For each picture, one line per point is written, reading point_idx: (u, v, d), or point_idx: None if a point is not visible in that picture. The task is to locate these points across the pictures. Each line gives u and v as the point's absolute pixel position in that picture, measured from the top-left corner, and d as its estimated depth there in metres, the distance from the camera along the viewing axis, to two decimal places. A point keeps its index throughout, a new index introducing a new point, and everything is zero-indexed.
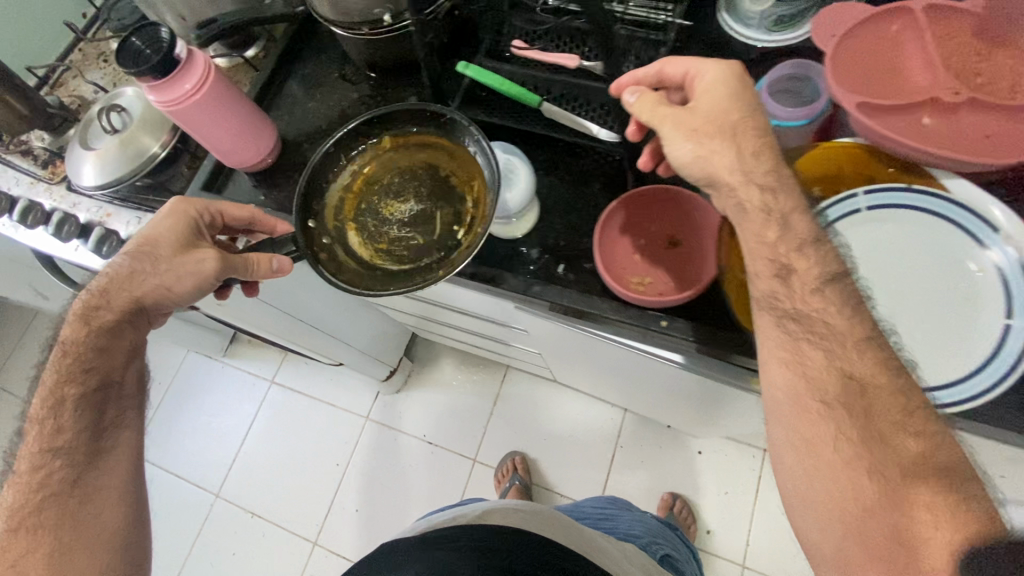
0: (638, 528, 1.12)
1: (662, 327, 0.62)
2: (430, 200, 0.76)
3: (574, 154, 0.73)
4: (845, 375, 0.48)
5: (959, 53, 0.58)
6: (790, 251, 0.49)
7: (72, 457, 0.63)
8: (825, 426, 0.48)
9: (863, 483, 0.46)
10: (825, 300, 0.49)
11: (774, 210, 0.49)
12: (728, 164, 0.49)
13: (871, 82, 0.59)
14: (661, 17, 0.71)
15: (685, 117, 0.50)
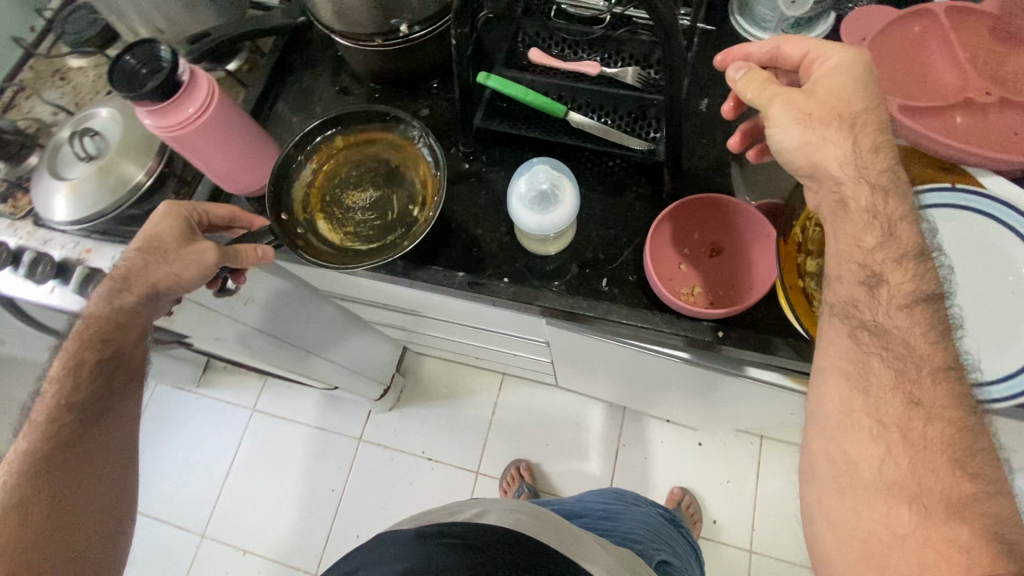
0: (637, 530, 1.03)
1: (719, 338, 0.61)
2: (384, 182, 0.74)
3: (601, 163, 0.71)
4: (910, 401, 0.44)
5: (986, 57, 0.59)
6: (886, 259, 0.46)
7: (74, 424, 0.61)
8: (872, 446, 0.45)
9: (902, 515, 0.43)
10: (910, 318, 0.46)
11: (881, 214, 0.46)
12: (837, 156, 0.46)
13: (901, 84, 0.60)
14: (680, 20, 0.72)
15: (802, 100, 0.46)
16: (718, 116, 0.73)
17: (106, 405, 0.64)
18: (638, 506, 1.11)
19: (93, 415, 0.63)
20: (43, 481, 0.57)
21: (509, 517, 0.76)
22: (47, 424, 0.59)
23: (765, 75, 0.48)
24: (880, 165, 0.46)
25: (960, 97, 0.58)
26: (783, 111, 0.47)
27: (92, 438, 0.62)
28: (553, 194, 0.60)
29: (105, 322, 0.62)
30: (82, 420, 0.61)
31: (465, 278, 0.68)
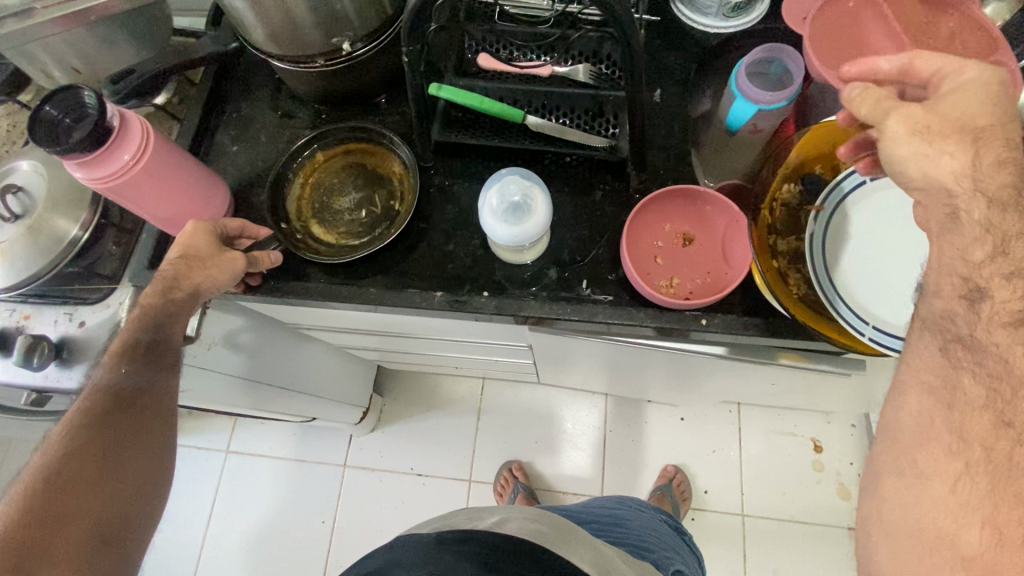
0: (647, 539, 1.07)
1: (703, 326, 0.61)
2: (366, 186, 0.72)
3: (564, 164, 0.71)
4: (1001, 421, 0.43)
5: (923, 29, 0.62)
6: (996, 274, 0.44)
7: (130, 399, 0.63)
8: (949, 462, 0.46)
9: (973, 529, 0.44)
10: (1013, 338, 0.43)
11: (995, 228, 0.43)
12: (953, 168, 0.43)
13: (841, 59, 0.62)
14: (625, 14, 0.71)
15: (920, 113, 0.43)
16: (671, 106, 0.74)
17: (152, 387, 0.64)
18: (644, 511, 1.17)
19: (146, 393, 0.64)
20: (86, 453, 0.59)
21: (520, 523, 0.75)
22: (100, 390, 0.61)
23: (881, 92, 0.45)
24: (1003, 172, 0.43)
25: None
26: (898, 125, 0.44)
27: (146, 414, 0.64)
28: (524, 204, 0.59)
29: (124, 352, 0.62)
30: (139, 397, 0.64)
31: (445, 298, 0.66)
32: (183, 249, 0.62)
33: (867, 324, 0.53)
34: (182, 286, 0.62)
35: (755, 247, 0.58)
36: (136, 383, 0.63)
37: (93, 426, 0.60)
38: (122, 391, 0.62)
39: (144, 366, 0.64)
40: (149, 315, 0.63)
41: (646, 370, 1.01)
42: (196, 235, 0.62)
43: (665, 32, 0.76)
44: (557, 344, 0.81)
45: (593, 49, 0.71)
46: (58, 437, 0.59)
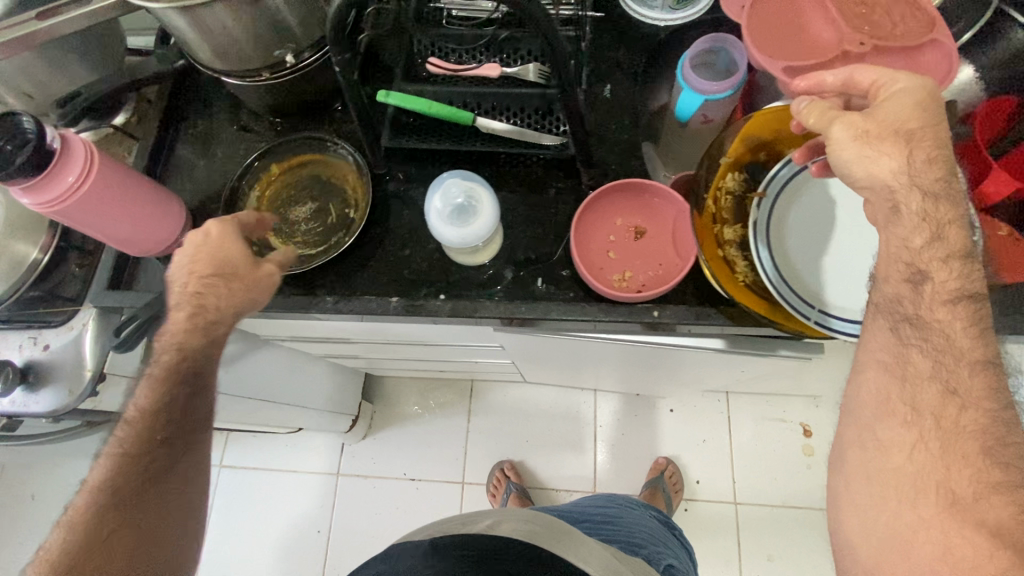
0: (638, 536, 1.08)
1: (656, 317, 0.61)
2: (321, 196, 0.72)
3: (518, 164, 0.71)
4: (947, 390, 0.49)
5: (861, 12, 0.62)
6: (933, 258, 0.48)
7: (159, 461, 0.65)
8: (905, 431, 0.51)
9: (929, 491, 0.49)
10: (953, 313, 0.48)
11: (931, 217, 0.48)
12: (892, 168, 0.47)
13: (786, 42, 0.62)
14: (571, 11, 0.71)
15: (862, 120, 0.47)
16: (622, 101, 0.74)
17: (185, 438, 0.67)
18: (635, 509, 1.18)
19: (172, 453, 0.67)
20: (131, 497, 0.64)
21: (510, 524, 0.76)
22: (138, 447, 0.63)
23: (825, 104, 0.49)
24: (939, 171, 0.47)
25: (839, 52, 0.60)
26: (841, 131, 0.48)
27: (170, 473, 0.67)
28: (470, 203, 0.59)
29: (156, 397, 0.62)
30: (169, 453, 0.66)
31: (400, 303, 0.66)
32: (217, 265, 0.58)
33: (812, 308, 0.55)
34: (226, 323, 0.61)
35: (699, 238, 0.58)
36: (166, 442, 0.65)
37: (120, 489, 0.63)
38: (151, 453, 0.64)
39: (172, 426, 0.65)
40: (184, 360, 0.61)
41: (624, 362, 1.02)
42: (228, 244, 0.58)
43: (614, 26, 0.77)
44: (526, 343, 0.83)
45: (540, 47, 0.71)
46: (85, 499, 0.61)
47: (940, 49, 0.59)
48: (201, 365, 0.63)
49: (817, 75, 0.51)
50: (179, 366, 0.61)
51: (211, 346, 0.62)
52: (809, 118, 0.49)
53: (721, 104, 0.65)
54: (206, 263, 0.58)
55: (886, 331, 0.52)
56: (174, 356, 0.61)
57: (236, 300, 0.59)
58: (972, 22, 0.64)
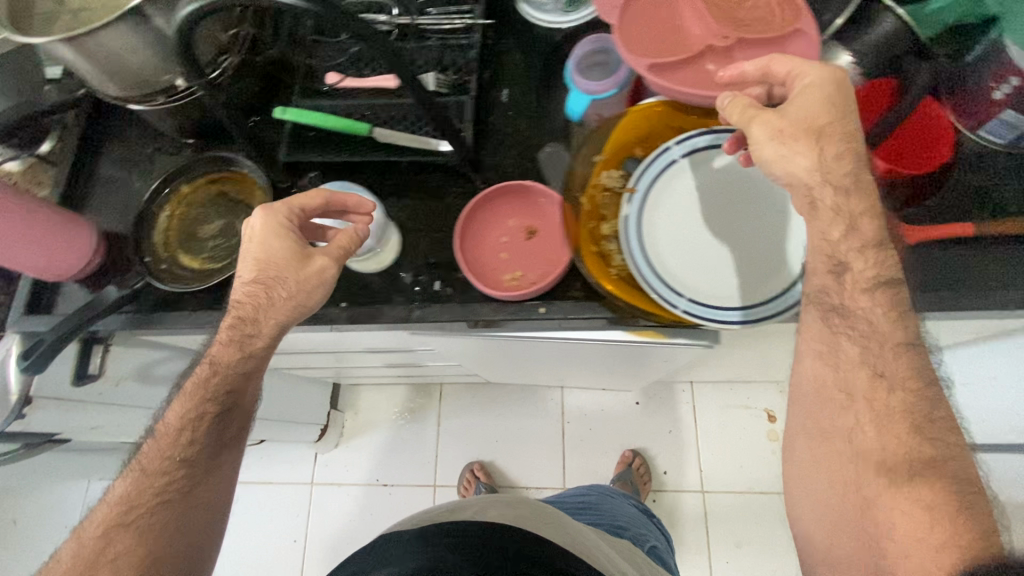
0: (620, 519, 1.10)
1: (542, 314, 0.63)
2: (229, 211, 0.73)
3: (420, 171, 0.73)
4: (875, 373, 0.52)
5: (730, 6, 0.63)
6: (850, 249, 0.52)
7: (181, 488, 0.62)
8: (843, 416, 0.53)
9: (870, 475, 0.51)
10: (873, 300, 0.52)
11: (843, 210, 0.52)
12: (804, 166, 0.51)
13: (658, 39, 0.62)
14: (463, 21, 0.73)
15: (777, 119, 0.52)
16: (519, 105, 0.76)
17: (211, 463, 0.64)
18: (614, 496, 1.19)
19: (197, 482, 0.64)
20: (151, 520, 0.60)
21: (495, 511, 0.73)
22: (164, 463, 0.62)
23: (746, 102, 0.53)
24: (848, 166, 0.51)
25: (704, 48, 0.61)
26: (760, 130, 0.52)
27: (193, 508, 0.63)
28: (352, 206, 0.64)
29: (178, 421, 0.63)
30: (188, 477, 0.63)
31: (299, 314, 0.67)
32: (261, 269, 0.58)
33: (680, 296, 0.57)
34: (260, 334, 0.60)
35: (575, 236, 0.60)
36: (188, 468, 0.63)
37: (137, 513, 0.61)
38: (174, 477, 0.62)
39: (198, 450, 0.63)
40: (203, 372, 0.62)
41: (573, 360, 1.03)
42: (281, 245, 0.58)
43: (512, 30, 0.79)
44: (462, 346, 0.85)
45: (435, 57, 0.74)
46: (101, 516, 0.61)
47: (805, 38, 0.60)
48: (234, 384, 0.63)
49: (737, 67, 0.55)
50: (210, 380, 0.61)
51: (241, 359, 0.61)
52: (733, 114, 0.53)
53: (609, 104, 0.68)
54: (251, 265, 0.58)
55: (817, 320, 0.55)
56: (208, 370, 0.62)
57: (277, 305, 0.59)
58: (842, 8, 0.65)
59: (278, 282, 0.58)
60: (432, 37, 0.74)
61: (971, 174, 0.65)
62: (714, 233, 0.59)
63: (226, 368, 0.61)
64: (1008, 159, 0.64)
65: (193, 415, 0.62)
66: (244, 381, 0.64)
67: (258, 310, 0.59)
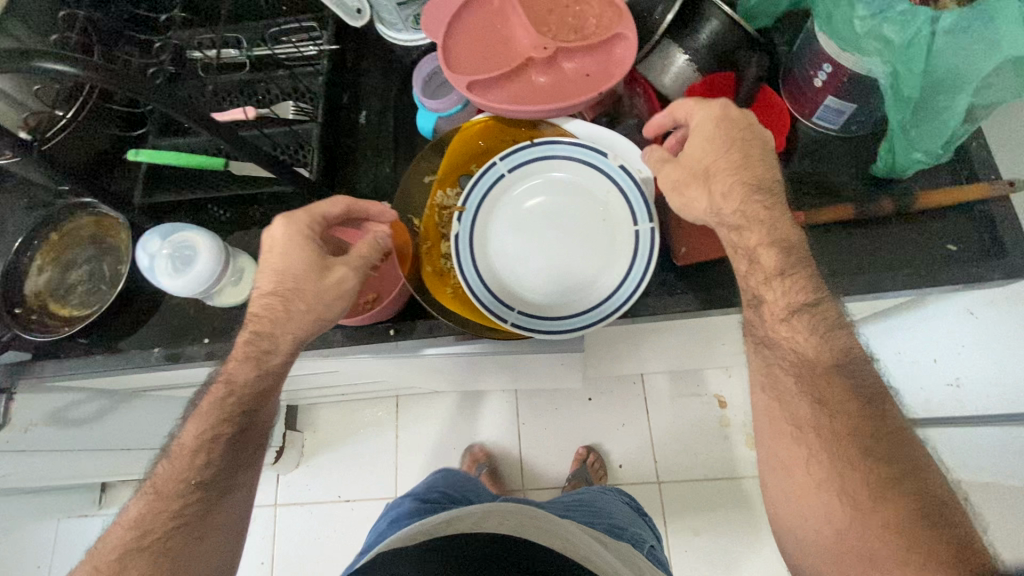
0: (619, 513, 0.99)
1: (394, 335, 0.63)
2: (97, 255, 0.74)
3: (282, 200, 0.74)
4: (815, 401, 0.49)
5: (555, 15, 0.64)
6: (758, 283, 0.51)
7: (196, 510, 0.59)
8: (795, 447, 0.49)
9: (836, 506, 0.46)
10: (793, 329, 0.50)
11: (739, 248, 0.52)
12: (701, 210, 0.53)
13: (484, 55, 0.63)
14: (310, 49, 0.73)
15: (674, 170, 0.54)
16: (378, 128, 0.78)
17: (227, 486, 0.60)
18: (607, 492, 1.08)
19: (212, 505, 0.60)
20: (173, 541, 0.57)
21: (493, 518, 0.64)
22: (179, 483, 0.59)
23: (666, 154, 0.56)
24: (741, 200, 0.51)
25: (524, 59, 0.62)
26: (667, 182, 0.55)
27: (204, 534, 0.59)
28: (182, 241, 0.61)
29: (186, 446, 0.59)
30: (204, 500, 0.59)
31: (160, 353, 0.69)
32: (278, 287, 0.56)
33: (511, 310, 0.58)
34: (276, 351, 0.58)
35: (411, 259, 0.62)
36: (203, 490, 0.59)
37: (151, 537, 0.57)
38: (189, 501, 0.59)
39: (214, 471, 0.59)
40: (214, 399, 0.59)
41: (525, 372, 0.97)
42: (301, 254, 0.56)
43: (370, 50, 0.79)
44: (370, 366, 0.85)
45: (288, 86, 0.73)
46: (116, 537, 0.58)
47: (627, 41, 0.61)
48: (243, 406, 0.59)
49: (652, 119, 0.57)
50: (224, 401, 0.59)
51: (258, 379, 0.59)
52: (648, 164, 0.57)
53: (456, 119, 0.69)
54: (270, 277, 0.57)
55: (751, 352, 0.54)
56: (220, 391, 0.59)
57: (292, 319, 0.56)
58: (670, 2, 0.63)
59: (298, 294, 0.56)
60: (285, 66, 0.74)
61: (809, 164, 0.65)
62: (543, 243, 0.60)
63: (242, 386, 0.59)
64: (846, 146, 0.64)
65: (207, 439, 0.59)
66: (258, 404, 0.60)
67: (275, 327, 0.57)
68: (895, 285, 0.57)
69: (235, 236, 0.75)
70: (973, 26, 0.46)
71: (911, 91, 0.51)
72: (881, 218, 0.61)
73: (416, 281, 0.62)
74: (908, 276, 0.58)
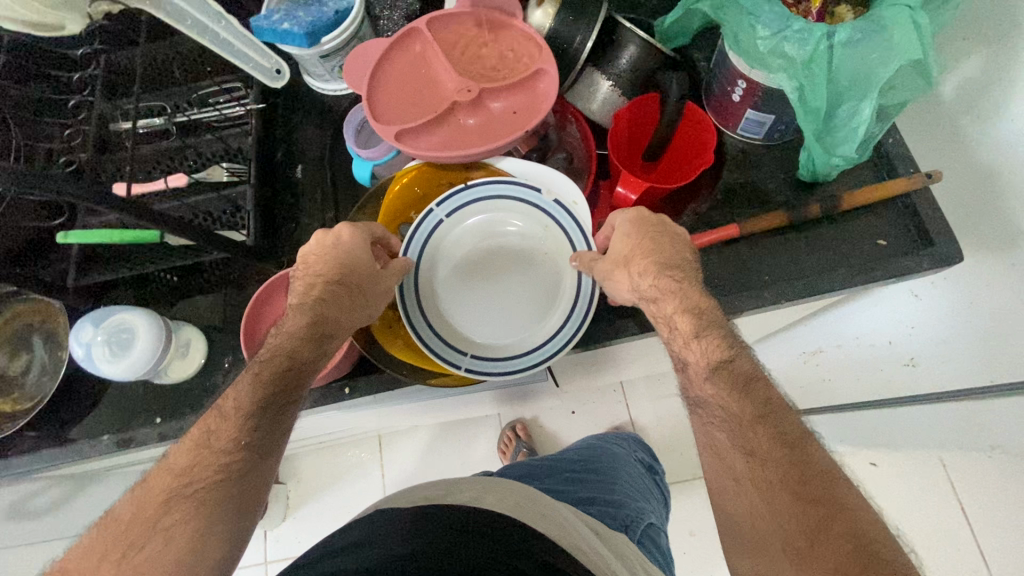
0: (626, 477, 0.87)
1: (349, 394, 0.62)
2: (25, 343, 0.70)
3: (224, 264, 0.73)
4: (746, 453, 0.47)
5: (477, 57, 0.65)
6: (684, 345, 0.52)
7: (240, 468, 0.48)
8: (739, 502, 0.46)
9: (781, 561, 0.42)
10: (716, 386, 0.50)
11: (660, 317, 0.54)
12: (625, 285, 0.56)
13: (411, 103, 0.64)
14: (237, 108, 0.72)
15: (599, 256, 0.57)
16: (316, 180, 0.77)
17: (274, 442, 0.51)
18: (621, 446, 0.97)
19: (259, 465, 0.49)
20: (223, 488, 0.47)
21: (500, 499, 0.55)
22: (233, 427, 0.49)
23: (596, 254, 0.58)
24: (653, 278, 0.54)
25: (450, 104, 0.63)
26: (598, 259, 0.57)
27: (243, 498, 0.48)
28: (118, 324, 0.60)
29: (233, 402, 0.50)
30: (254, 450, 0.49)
31: (111, 441, 0.67)
32: (342, 274, 0.56)
33: (463, 355, 0.58)
34: (338, 333, 0.56)
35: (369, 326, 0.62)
36: (251, 451, 0.49)
37: (197, 487, 0.46)
38: (236, 458, 0.48)
39: (263, 433, 0.50)
40: (281, 350, 0.53)
41: (499, 400, 0.95)
42: (360, 250, 0.56)
43: (301, 104, 0.79)
44: (335, 418, 0.82)
45: (219, 148, 0.72)
46: (145, 490, 0.47)
47: (549, 75, 0.62)
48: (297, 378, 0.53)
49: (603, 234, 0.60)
50: (284, 373, 0.52)
51: (321, 357, 0.55)
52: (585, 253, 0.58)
53: (392, 164, 0.69)
54: (335, 264, 0.56)
55: (690, 416, 0.53)
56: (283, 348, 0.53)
57: (355, 311, 0.56)
58: (589, 30, 0.63)
59: (359, 290, 0.56)
60: (212, 129, 0.72)
61: (740, 175, 0.67)
62: (488, 281, 0.61)
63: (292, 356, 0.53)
64: (773, 154, 0.67)
65: (259, 406, 0.50)
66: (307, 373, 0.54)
67: (339, 316, 0.55)
68: (833, 284, 0.60)
69: (180, 304, 0.74)
70: (867, 34, 0.49)
71: (817, 103, 0.52)
72: (810, 220, 0.63)
73: (362, 337, 0.61)
74: (845, 274, 0.61)
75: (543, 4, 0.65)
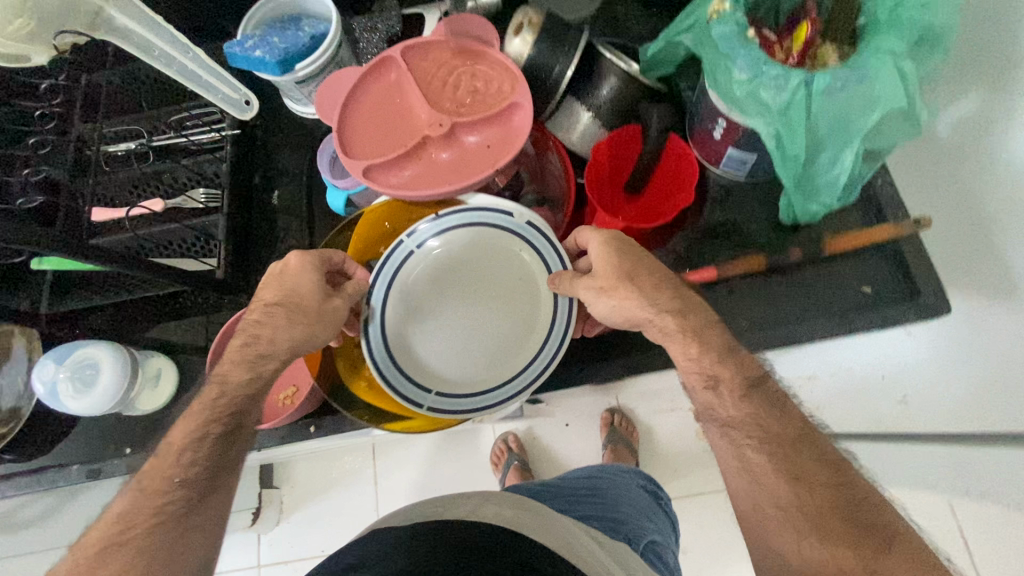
0: (641, 516, 0.65)
1: (313, 432, 0.66)
2: None
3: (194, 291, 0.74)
4: (792, 477, 0.42)
5: (451, 87, 0.63)
6: (714, 360, 0.46)
7: (180, 508, 0.44)
8: (781, 536, 0.41)
9: None
10: (742, 408, 0.45)
11: (687, 330, 0.47)
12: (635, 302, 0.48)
13: (382, 134, 0.62)
14: (213, 132, 0.71)
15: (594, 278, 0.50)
16: (294, 206, 0.77)
17: (220, 479, 0.46)
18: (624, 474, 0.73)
19: (201, 503, 0.45)
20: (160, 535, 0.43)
21: (494, 508, 0.42)
22: (168, 469, 0.45)
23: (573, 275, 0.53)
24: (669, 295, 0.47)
25: (421, 137, 0.61)
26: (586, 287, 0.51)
27: (191, 538, 0.44)
28: (82, 359, 0.60)
29: (167, 447, 0.46)
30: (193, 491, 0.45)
31: (80, 470, 0.68)
32: (282, 293, 0.50)
33: (426, 393, 0.59)
34: (274, 350, 0.49)
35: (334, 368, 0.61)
36: (190, 489, 0.45)
37: (135, 533, 0.43)
38: (173, 497, 0.44)
39: (203, 468, 0.45)
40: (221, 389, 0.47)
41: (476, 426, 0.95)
42: (304, 274, 0.51)
43: (281, 127, 0.79)
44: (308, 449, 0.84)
45: (195, 172, 0.70)
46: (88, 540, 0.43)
47: (523, 108, 0.60)
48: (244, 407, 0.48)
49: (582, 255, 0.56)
50: (215, 403, 0.47)
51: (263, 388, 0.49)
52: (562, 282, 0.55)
53: (365, 195, 0.68)
54: (275, 287, 0.50)
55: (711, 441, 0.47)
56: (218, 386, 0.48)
57: (294, 330, 0.49)
58: (568, 61, 0.61)
59: (298, 308, 0.49)
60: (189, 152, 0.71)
61: (721, 213, 0.66)
62: (456, 316, 0.60)
63: (233, 389, 0.48)
64: (752, 192, 0.66)
65: (194, 437, 0.46)
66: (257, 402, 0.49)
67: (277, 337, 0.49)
68: None
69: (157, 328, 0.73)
70: (849, 84, 0.46)
71: (796, 151, 0.50)
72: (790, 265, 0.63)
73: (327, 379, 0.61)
74: None
75: (522, 33, 0.62)
